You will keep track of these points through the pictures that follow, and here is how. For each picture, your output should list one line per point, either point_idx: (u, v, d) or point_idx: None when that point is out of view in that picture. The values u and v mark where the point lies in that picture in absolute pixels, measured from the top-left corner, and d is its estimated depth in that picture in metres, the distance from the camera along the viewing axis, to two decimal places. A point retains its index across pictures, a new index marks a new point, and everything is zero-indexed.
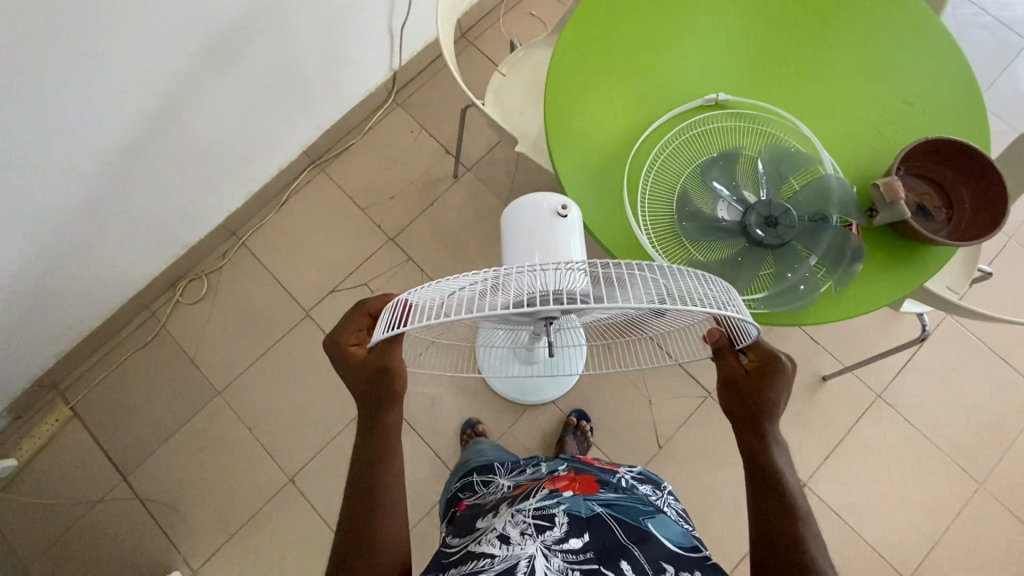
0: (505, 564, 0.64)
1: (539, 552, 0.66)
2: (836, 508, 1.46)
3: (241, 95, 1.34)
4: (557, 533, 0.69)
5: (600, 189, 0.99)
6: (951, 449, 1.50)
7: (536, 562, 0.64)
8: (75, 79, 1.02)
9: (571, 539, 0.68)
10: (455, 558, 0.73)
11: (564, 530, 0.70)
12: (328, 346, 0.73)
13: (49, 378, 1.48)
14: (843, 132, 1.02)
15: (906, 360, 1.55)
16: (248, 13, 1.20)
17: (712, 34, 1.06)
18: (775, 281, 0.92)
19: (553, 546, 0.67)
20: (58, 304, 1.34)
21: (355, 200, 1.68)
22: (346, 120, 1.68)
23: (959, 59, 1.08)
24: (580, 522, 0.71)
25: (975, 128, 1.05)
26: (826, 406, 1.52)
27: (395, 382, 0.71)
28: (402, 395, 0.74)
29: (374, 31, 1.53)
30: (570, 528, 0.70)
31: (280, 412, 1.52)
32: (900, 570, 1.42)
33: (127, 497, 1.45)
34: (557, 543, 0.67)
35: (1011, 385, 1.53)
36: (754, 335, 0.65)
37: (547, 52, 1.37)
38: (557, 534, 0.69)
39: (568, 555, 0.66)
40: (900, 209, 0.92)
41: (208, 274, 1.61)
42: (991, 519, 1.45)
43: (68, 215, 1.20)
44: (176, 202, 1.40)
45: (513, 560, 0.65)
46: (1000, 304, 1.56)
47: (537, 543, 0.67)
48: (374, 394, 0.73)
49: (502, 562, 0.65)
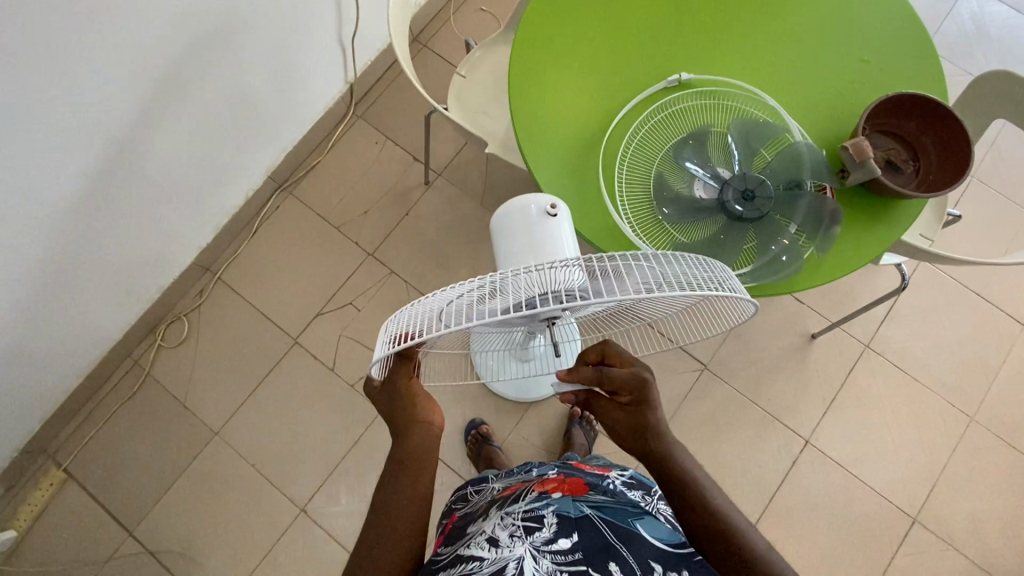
0: (494, 566, 0.66)
1: (527, 553, 0.68)
2: (839, 460, 1.50)
3: (197, 128, 1.30)
4: (546, 534, 0.71)
5: (577, 183, 0.99)
6: (940, 388, 1.55)
7: (524, 564, 0.67)
8: (22, 139, 0.98)
9: (559, 539, 0.71)
10: (442, 561, 0.74)
11: (553, 530, 0.72)
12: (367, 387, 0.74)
13: (36, 443, 1.43)
14: (808, 97, 1.04)
15: (889, 308, 1.59)
16: (194, 48, 1.16)
17: (666, 15, 1.06)
18: (758, 252, 0.93)
19: (542, 547, 0.69)
20: (36, 367, 1.30)
21: (329, 219, 1.65)
22: (308, 139, 1.65)
23: (910, 12, 1.10)
24: (569, 522, 0.74)
25: (930, 79, 1.07)
26: (817, 363, 1.56)
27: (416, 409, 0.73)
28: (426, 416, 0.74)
29: (324, 46, 1.50)
30: (558, 528, 0.72)
31: (283, 444, 1.50)
32: (906, 511, 1.47)
33: (136, 552, 1.42)
34: (546, 544, 0.69)
35: (989, 320, 1.59)
36: (754, 308, 0.67)
37: (503, 49, 1.36)
38: (546, 535, 0.71)
39: (557, 556, 0.68)
40: (870, 168, 0.94)
41: (188, 314, 1.57)
42: (985, 450, 1.51)
43: (32, 276, 1.16)
44: (142, 246, 1.36)
45: (502, 562, 0.67)
46: (970, 243, 1.61)
47: (526, 544, 0.70)
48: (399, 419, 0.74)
49: (491, 564, 0.67)
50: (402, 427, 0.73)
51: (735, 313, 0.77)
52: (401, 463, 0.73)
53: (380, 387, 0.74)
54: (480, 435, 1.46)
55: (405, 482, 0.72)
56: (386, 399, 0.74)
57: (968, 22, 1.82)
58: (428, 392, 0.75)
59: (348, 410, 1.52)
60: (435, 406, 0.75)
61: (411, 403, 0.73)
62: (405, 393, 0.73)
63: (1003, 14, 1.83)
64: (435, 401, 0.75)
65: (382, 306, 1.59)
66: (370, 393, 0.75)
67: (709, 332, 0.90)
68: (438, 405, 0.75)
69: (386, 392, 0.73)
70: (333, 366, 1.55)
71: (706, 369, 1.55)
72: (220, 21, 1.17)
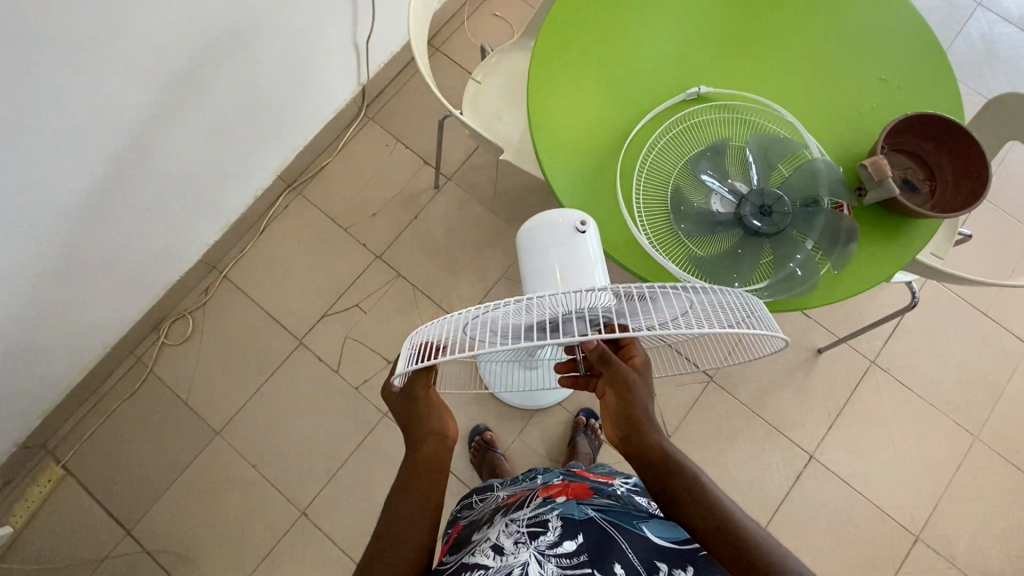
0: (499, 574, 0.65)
1: (532, 558, 0.67)
2: (843, 476, 1.50)
3: (208, 125, 1.29)
4: (550, 537, 0.70)
5: (594, 192, 0.98)
6: (945, 406, 1.55)
7: (530, 568, 0.66)
8: (33, 130, 0.97)
9: (564, 542, 0.70)
10: (448, 569, 0.73)
11: (558, 533, 0.71)
12: (386, 394, 0.74)
13: (35, 439, 1.42)
14: (824, 113, 1.04)
15: (895, 325, 1.60)
16: (210, 45, 1.16)
17: (685, 27, 1.06)
18: (775, 268, 0.92)
19: (547, 551, 0.68)
20: (40, 360, 1.29)
21: (337, 220, 1.64)
22: (319, 140, 1.64)
23: (927, 32, 1.10)
24: (573, 524, 0.72)
25: (946, 99, 1.07)
26: (822, 378, 1.56)
27: (432, 423, 0.73)
28: (443, 430, 0.73)
29: (339, 46, 1.49)
30: (563, 530, 0.71)
31: (286, 444, 1.49)
32: (909, 529, 1.47)
33: (134, 551, 1.41)
34: (551, 548, 0.69)
35: (993, 340, 1.59)
36: (782, 343, 0.65)
37: (518, 55, 1.36)
38: (550, 539, 0.70)
39: (562, 560, 0.67)
40: (889, 187, 0.94)
41: (192, 312, 1.56)
42: (989, 468, 1.51)
43: (38, 270, 1.14)
44: (148, 241, 1.35)
45: (508, 569, 0.66)
46: (977, 262, 1.62)
47: (531, 549, 0.69)
48: (414, 430, 0.73)
49: (496, 572, 0.66)
50: (414, 436, 0.73)
51: (762, 342, 0.75)
52: (415, 472, 0.72)
53: (398, 393, 0.73)
54: (484, 442, 1.45)
55: (417, 490, 0.71)
56: (401, 408, 0.73)
57: (978, 42, 1.83)
58: (446, 404, 0.75)
59: (352, 413, 1.51)
60: (450, 416, 0.74)
61: (427, 413, 0.73)
62: (423, 402, 0.73)
63: (1012, 35, 1.85)
64: (451, 412, 0.75)
65: (388, 309, 1.58)
66: (387, 398, 0.75)
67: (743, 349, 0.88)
68: (453, 417, 0.74)
69: (402, 401, 0.73)
70: (338, 369, 1.54)
71: (711, 381, 1.54)
72: (235, 18, 1.17)
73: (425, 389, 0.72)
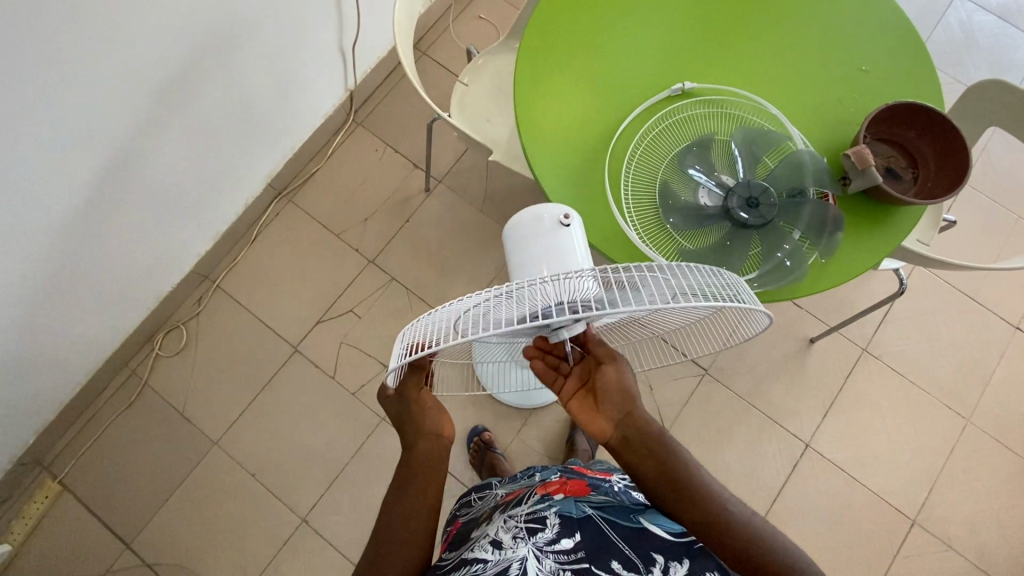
0: (497, 568, 0.66)
1: (531, 553, 0.68)
2: (839, 463, 1.51)
3: (199, 135, 1.30)
4: (548, 534, 0.71)
5: (581, 189, 1.00)
6: (937, 391, 1.57)
7: (528, 564, 0.67)
8: (24, 143, 0.97)
9: (562, 539, 0.70)
10: (448, 565, 0.74)
11: (555, 530, 0.72)
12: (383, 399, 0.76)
13: (30, 455, 1.41)
14: (806, 104, 1.05)
15: (884, 313, 1.62)
16: (198, 54, 1.17)
17: (666, 24, 1.08)
18: (764, 258, 0.93)
19: (545, 547, 0.69)
20: (36, 374, 1.29)
21: (328, 227, 1.65)
22: (308, 146, 1.65)
23: (905, 22, 1.12)
24: (571, 522, 0.73)
25: (925, 88, 1.09)
26: (815, 368, 1.58)
27: (423, 423, 0.73)
28: (433, 428, 0.73)
29: (326, 53, 1.50)
30: (561, 528, 0.72)
31: (284, 452, 1.49)
32: (905, 514, 1.48)
33: (134, 565, 1.40)
34: (549, 544, 0.69)
35: (982, 324, 1.61)
36: (767, 319, 0.66)
37: (504, 56, 1.37)
38: (549, 535, 0.71)
39: (559, 556, 0.68)
40: (872, 175, 0.95)
41: (186, 323, 1.56)
42: (982, 451, 1.53)
43: (31, 284, 1.14)
44: (141, 252, 1.35)
45: (506, 563, 0.67)
46: (964, 248, 1.64)
47: (529, 545, 0.69)
48: (404, 430, 0.74)
49: (494, 566, 0.67)
50: (411, 437, 0.73)
51: (753, 329, 0.76)
52: (412, 475, 0.72)
53: (392, 397, 0.75)
54: (482, 442, 1.46)
55: (415, 491, 0.71)
56: (395, 408, 0.74)
57: (958, 31, 1.86)
58: (439, 401, 0.75)
59: (350, 418, 1.51)
60: (446, 416, 0.74)
61: (420, 411, 0.73)
62: (416, 402, 0.73)
63: (991, 24, 1.88)
64: (447, 412, 0.75)
65: (384, 313, 1.59)
66: (382, 400, 0.77)
67: (734, 340, 0.88)
68: (447, 415, 0.74)
69: (396, 401, 0.74)
70: (335, 375, 1.54)
71: (706, 373, 1.56)
72: (221, 28, 1.17)
73: (418, 389, 0.73)
